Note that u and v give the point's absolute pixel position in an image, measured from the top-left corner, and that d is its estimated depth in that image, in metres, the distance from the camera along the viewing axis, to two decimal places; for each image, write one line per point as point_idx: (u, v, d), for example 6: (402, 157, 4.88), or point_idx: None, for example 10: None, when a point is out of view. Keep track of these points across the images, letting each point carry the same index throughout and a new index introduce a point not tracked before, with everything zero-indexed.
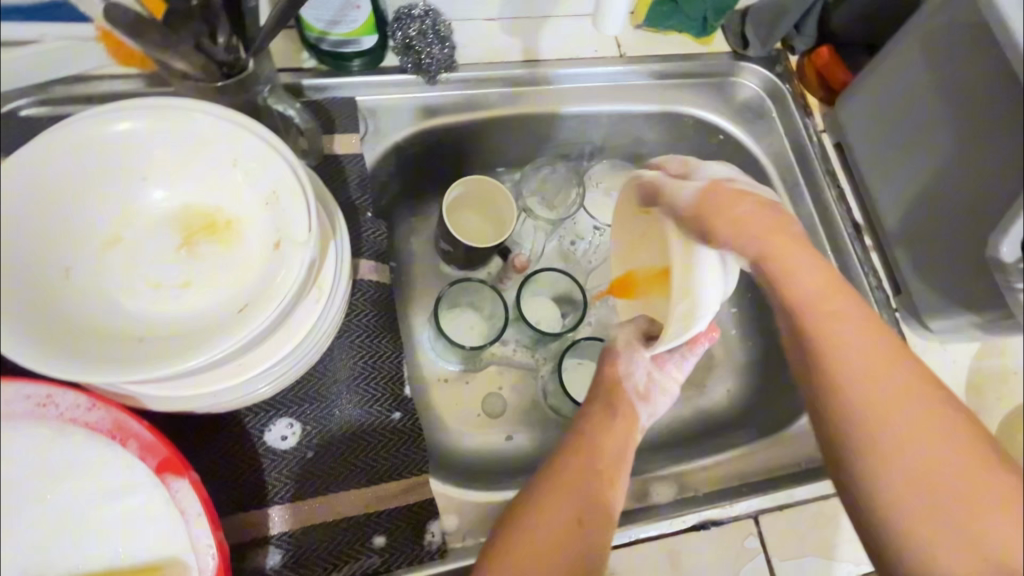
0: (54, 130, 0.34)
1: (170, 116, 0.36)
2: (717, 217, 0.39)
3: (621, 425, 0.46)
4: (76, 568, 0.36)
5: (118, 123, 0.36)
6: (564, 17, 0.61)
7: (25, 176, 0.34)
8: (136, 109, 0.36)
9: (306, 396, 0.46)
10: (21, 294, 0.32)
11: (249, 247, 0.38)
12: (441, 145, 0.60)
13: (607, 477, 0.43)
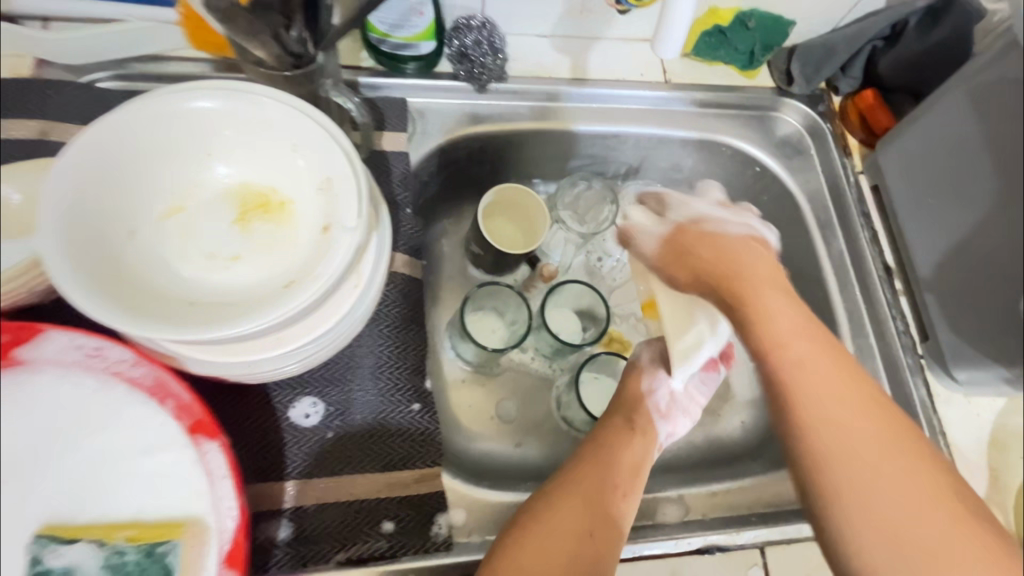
0: (139, 101, 0.37)
1: (243, 99, 0.39)
2: (683, 262, 0.42)
3: (637, 442, 0.47)
4: (101, 518, 0.37)
5: (195, 101, 0.38)
6: (615, 40, 0.63)
7: (107, 140, 0.36)
8: (212, 89, 0.39)
9: (332, 378, 0.47)
10: (89, 246, 0.34)
11: (299, 229, 0.40)
12: (483, 151, 0.62)
13: (618, 491, 0.44)
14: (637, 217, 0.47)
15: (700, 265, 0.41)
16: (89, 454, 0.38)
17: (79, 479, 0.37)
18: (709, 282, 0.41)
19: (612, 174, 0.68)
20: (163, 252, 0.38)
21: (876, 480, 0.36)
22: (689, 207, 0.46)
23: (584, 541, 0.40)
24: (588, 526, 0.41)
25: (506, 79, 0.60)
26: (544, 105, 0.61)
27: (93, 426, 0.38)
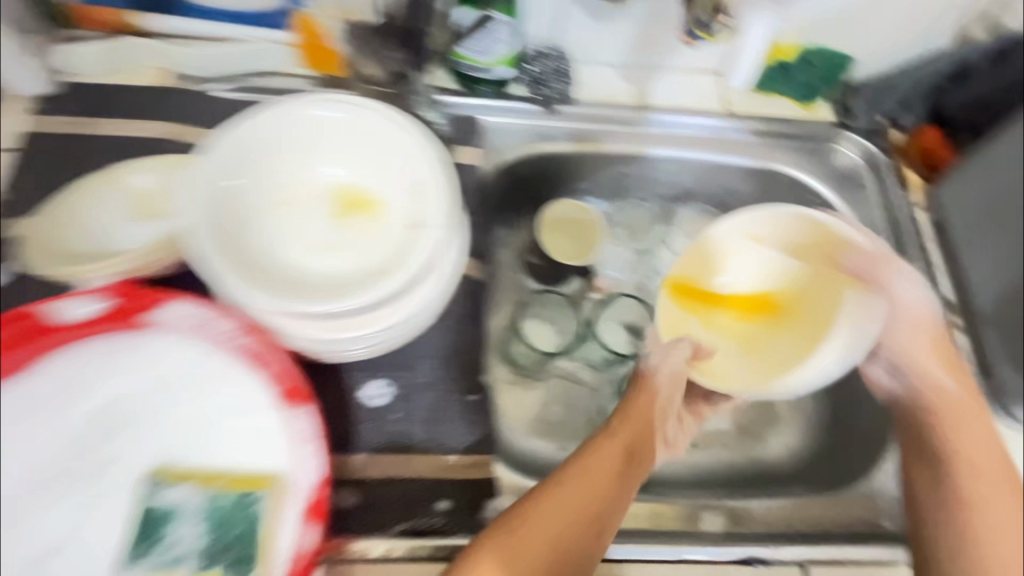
0: (268, 108, 0.43)
1: (351, 110, 0.45)
2: (945, 352, 0.53)
3: (636, 445, 0.48)
4: (199, 466, 0.42)
5: (310, 110, 0.45)
6: (677, 71, 0.67)
7: (238, 140, 0.43)
8: (327, 100, 0.45)
9: (399, 363, 0.52)
10: (220, 227, 0.41)
11: (388, 225, 0.45)
12: (544, 167, 0.66)
13: (614, 490, 0.45)
14: (863, 244, 0.53)
15: (911, 342, 0.53)
16: (193, 409, 0.43)
17: (183, 429, 0.43)
18: (927, 365, 0.52)
19: (670, 197, 0.70)
20: (272, 237, 0.44)
21: (985, 517, 0.45)
22: (919, 283, 0.54)
23: (580, 529, 0.43)
24: (587, 517, 0.43)
25: (575, 103, 0.64)
26: (607, 127, 0.65)
27: (199, 385, 0.44)
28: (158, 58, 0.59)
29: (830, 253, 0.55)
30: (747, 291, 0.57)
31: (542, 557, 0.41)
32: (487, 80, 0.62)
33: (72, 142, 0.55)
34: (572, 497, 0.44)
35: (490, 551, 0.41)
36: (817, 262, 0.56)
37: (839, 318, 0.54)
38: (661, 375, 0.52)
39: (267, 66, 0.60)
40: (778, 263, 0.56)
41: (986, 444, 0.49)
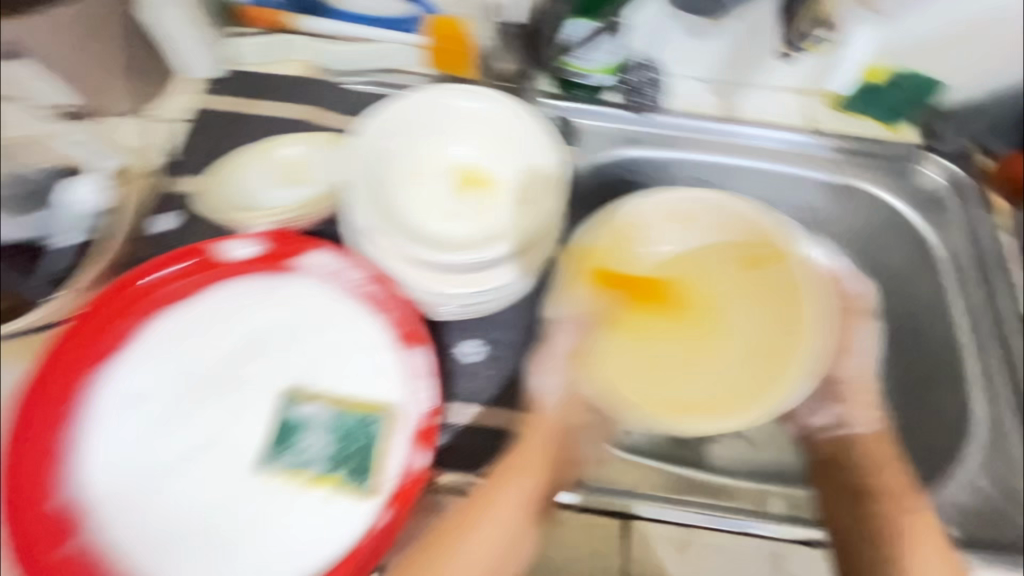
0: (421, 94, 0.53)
1: (486, 102, 0.53)
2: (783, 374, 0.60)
3: (552, 459, 0.52)
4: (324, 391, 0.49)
5: (454, 100, 0.54)
6: (763, 88, 0.71)
7: (396, 118, 0.53)
8: (468, 93, 0.54)
9: (495, 327, 0.58)
10: (372, 185, 0.51)
11: (502, 200, 0.52)
12: (630, 170, 0.71)
13: (530, 500, 0.49)
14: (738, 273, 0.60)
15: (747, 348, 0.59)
16: (321, 344, 0.50)
17: (311, 359, 0.50)
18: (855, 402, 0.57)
19: None
20: (405, 201, 0.52)
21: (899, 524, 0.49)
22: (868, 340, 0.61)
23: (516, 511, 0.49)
24: (513, 518, 0.47)
25: (665, 112, 0.69)
26: (693, 135, 0.70)
27: (330, 324, 0.50)
28: (308, 54, 0.69)
29: (761, 263, 0.58)
30: (647, 274, 0.60)
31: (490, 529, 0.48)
32: (584, 85, 0.67)
33: (238, 118, 0.65)
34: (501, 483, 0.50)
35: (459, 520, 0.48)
36: (741, 274, 0.59)
37: (728, 320, 0.58)
38: (544, 398, 0.54)
39: (395, 65, 0.69)
40: (701, 266, 0.60)
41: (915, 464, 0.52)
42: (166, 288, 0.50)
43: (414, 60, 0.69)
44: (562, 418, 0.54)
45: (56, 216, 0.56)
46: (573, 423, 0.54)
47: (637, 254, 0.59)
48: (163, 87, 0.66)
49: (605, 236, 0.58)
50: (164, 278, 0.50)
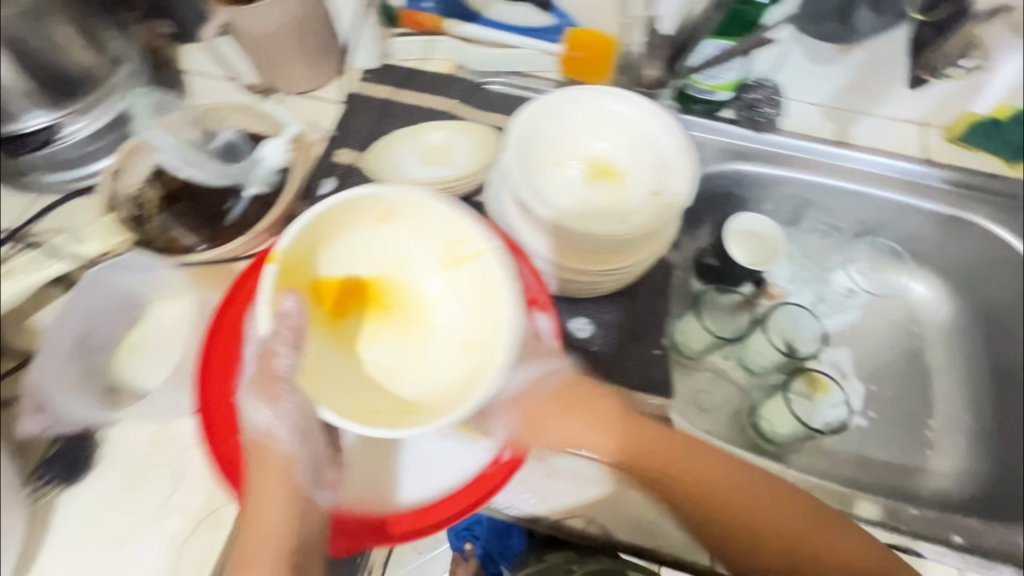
0: (578, 87, 0.57)
1: (633, 101, 0.57)
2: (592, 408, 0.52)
3: (288, 505, 0.45)
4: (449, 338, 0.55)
5: (603, 98, 0.58)
6: (881, 117, 0.73)
7: (549, 107, 0.57)
8: (617, 92, 0.57)
9: (608, 308, 0.63)
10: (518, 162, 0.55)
11: (634, 194, 0.57)
12: (740, 184, 0.75)
13: (294, 564, 0.44)
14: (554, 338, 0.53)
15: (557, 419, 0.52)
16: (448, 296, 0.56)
17: None
18: (558, 425, 0.52)
19: (844, 230, 0.77)
20: (545, 184, 0.57)
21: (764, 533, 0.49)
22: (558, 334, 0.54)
23: (284, 548, 0.44)
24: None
25: (781, 131, 0.73)
26: (806, 156, 0.73)
27: None
28: (453, 54, 0.78)
29: (460, 260, 0.51)
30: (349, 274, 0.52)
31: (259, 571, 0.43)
32: (707, 100, 0.71)
33: (388, 104, 0.74)
34: (264, 514, 0.45)
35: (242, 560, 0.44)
36: (441, 265, 0.52)
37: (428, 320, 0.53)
38: (267, 434, 0.45)
39: (531, 68, 0.76)
40: (379, 253, 0.52)
41: (684, 485, 0.50)
42: None
43: (550, 66, 0.76)
44: (300, 470, 0.46)
45: (258, 164, 0.64)
46: (265, 456, 0.46)
47: (383, 252, 0.52)
48: (331, 73, 0.76)
49: (346, 275, 0.51)
50: None
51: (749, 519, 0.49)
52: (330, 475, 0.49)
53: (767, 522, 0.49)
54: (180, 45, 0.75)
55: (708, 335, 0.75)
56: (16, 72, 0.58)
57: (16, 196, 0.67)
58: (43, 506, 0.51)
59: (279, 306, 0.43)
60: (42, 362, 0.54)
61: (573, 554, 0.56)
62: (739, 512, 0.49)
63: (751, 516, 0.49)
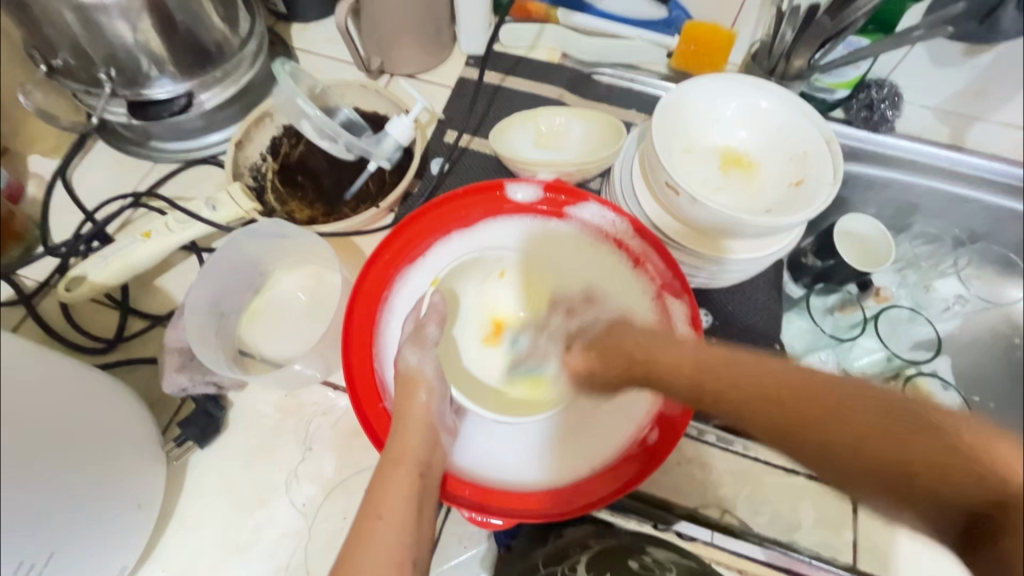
0: (714, 76, 0.57)
1: (770, 93, 0.56)
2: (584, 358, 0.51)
3: (428, 435, 0.47)
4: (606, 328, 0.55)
5: (738, 91, 0.57)
6: (997, 123, 0.72)
7: (685, 94, 0.57)
8: (753, 83, 0.57)
9: (723, 301, 0.62)
10: (656, 144, 0.54)
11: (768, 183, 0.56)
12: (851, 185, 0.73)
13: (425, 480, 0.46)
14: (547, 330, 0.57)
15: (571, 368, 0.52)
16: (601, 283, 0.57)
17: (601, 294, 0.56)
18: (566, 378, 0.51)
19: (957, 236, 0.75)
20: (679, 167, 0.56)
21: (821, 411, 0.31)
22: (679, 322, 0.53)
23: (423, 471, 0.46)
24: (413, 515, 0.44)
25: (895, 132, 0.72)
26: (923, 156, 0.70)
27: (605, 268, 0.57)
28: (560, 42, 0.77)
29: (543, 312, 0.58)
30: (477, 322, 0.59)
31: (397, 496, 0.44)
32: (823, 99, 0.70)
33: (496, 90, 0.74)
34: (404, 434, 0.46)
35: (376, 483, 0.45)
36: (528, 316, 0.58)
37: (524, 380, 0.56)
38: (414, 369, 0.49)
39: (638, 60, 0.76)
40: (474, 312, 0.59)
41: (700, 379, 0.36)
42: (458, 211, 0.57)
43: (657, 58, 0.76)
44: (433, 404, 0.48)
45: (385, 137, 0.63)
46: (412, 393, 0.48)
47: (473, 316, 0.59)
48: (438, 56, 0.76)
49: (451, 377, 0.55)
50: (458, 204, 0.57)
51: (837, 410, 0.30)
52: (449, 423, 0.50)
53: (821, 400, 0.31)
54: (286, 26, 0.79)
55: (807, 337, 0.74)
56: (159, 38, 0.57)
57: (138, 161, 0.68)
58: (179, 463, 0.52)
59: (428, 299, 0.54)
60: (189, 321, 0.52)
61: (594, 528, 0.51)
62: (806, 394, 0.31)
63: (829, 402, 0.31)
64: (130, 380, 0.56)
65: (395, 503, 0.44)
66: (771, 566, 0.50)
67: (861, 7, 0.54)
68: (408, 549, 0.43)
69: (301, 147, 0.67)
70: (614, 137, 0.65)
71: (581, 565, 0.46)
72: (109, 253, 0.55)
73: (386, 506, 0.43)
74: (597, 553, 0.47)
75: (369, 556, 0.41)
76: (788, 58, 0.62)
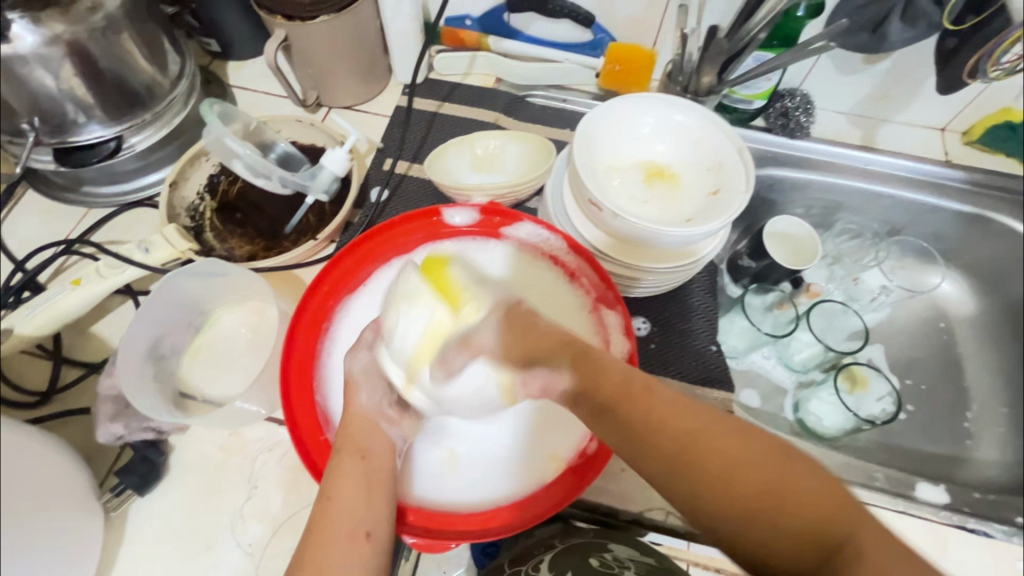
0: (631, 95, 0.60)
1: (685, 109, 0.60)
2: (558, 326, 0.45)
3: (369, 425, 0.47)
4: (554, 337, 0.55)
5: (657, 108, 0.61)
6: (901, 125, 0.78)
7: (607, 113, 0.59)
8: (670, 100, 0.60)
9: (660, 307, 0.65)
10: (580, 160, 0.56)
11: (689, 192, 0.59)
12: (778, 187, 0.76)
13: (370, 462, 0.45)
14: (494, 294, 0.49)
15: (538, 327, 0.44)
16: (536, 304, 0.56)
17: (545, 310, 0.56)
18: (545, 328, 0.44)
19: (876, 230, 0.80)
20: (605, 183, 0.59)
21: (703, 461, 0.33)
22: (616, 327, 0.55)
23: (368, 456, 0.46)
24: (363, 493, 0.43)
25: (811, 137, 0.76)
26: (839, 156, 0.75)
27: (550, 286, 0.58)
28: (493, 68, 0.79)
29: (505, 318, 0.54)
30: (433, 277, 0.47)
31: (343, 480, 0.44)
32: (743, 109, 0.73)
33: (433, 116, 0.76)
34: (349, 424, 0.47)
35: (326, 472, 0.45)
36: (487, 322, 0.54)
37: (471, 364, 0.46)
38: (353, 373, 0.49)
39: (570, 82, 0.79)
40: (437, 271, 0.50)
41: (633, 393, 0.37)
42: (397, 238, 0.58)
43: (588, 80, 0.79)
44: (371, 399, 0.48)
45: (321, 170, 0.64)
46: (352, 395, 0.48)
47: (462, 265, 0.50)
48: (375, 87, 0.77)
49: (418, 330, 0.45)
50: (396, 231, 0.58)
51: (714, 450, 0.34)
52: (394, 413, 0.49)
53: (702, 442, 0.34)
54: (222, 64, 0.79)
55: (756, 331, 0.77)
56: (84, 84, 0.57)
57: (71, 207, 0.68)
58: (118, 513, 0.51)
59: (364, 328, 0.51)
60: (122, 369, 0.51)
61: (561, 529, 0.54)
62: (690, 430, 0.35)
63: (718, 441, 0.34)
64: (65, 432, 0.54)
65: (343, 485, 0.43)
66: None
67: (756, 25, 0.59)
68: (361, 524, 0.42)
69: (240, 183, 0.68)
70: (546, 157, 0.68)
71: (543, 564, 0.47)
72: (37, 304, 0.54)
73: (333, 491, 0.43)
74: (558, 553, 0.49)
75: (326, 535, 0.41)
76: (697, 74, 0.66)
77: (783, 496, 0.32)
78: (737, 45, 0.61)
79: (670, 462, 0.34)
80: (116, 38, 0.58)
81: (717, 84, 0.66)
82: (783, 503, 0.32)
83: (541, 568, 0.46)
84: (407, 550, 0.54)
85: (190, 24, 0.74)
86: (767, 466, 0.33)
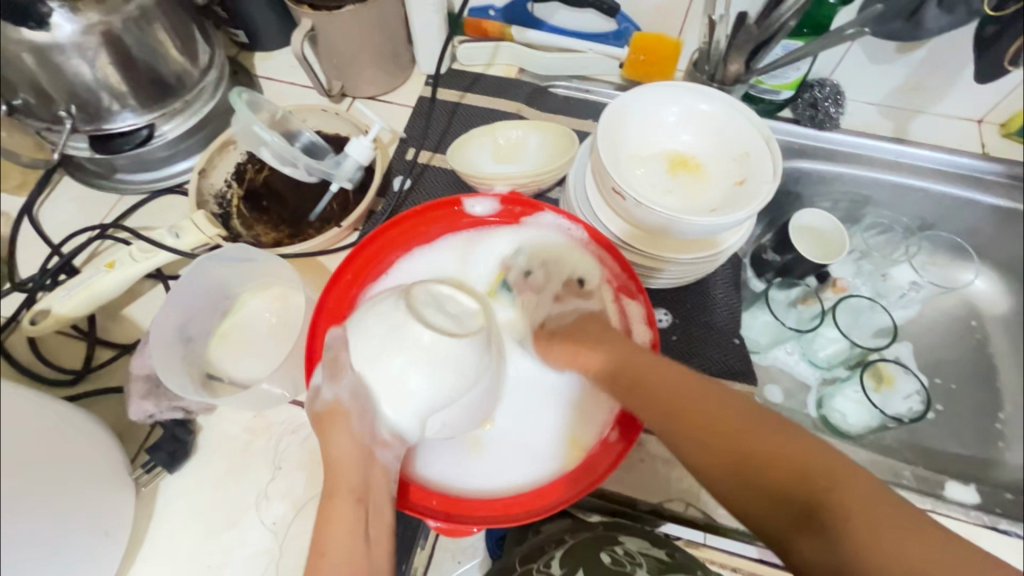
0: (655, 85, 0.59)
1: (710, 98, 0.59)
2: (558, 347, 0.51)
3: (362, 457, 0.46)
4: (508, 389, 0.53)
5: (680, 98, 0.60)
6: (935, 116, 0.76)
7: (630, 102, 0.59)
8: (695, 90, 0.59)
9: (681, 299, 0.64)
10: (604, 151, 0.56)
11: (714, 182, 0.58)
12: (805, 180, 0.75)
13: (366, 502, 0.45)
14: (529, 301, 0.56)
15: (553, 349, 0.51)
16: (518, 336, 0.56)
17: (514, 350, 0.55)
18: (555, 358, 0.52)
19: (907, 225, 0.78)
20: (628, 174, 0.58)
21: (693, 419, 0.39)
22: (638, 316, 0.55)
23: (363, 498, 0.45)
24: (359, 541, 0.43)
25: (841, 129, 0.74)
26: (868, 148, 0.73)
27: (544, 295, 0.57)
28: (516, 58, 0.79)
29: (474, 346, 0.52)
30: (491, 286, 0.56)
31: (338, 528, 0.44)
32: (770, 100, 0.72)
33: (455, 107, 0.76)
34: (345, 461, 0.46)
35: (321, 512, 0.45)
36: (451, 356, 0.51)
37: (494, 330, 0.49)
38: (338, 399, 0.46)
39: (593, 73, 0.79)
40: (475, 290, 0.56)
41: (639, 369, 0.44)
42: (420, 228, 0.59)
43: (611, 70, 0.78)
44: (360, 425, 0.46)
45: (345, 159, 0.64)
46: (341, 425, 0.46)
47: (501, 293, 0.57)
48: (399, 77, 0.78)
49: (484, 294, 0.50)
50: (419, 220, 0.59)
51: (704, 412, 0.39)
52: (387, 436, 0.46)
53: (694, 407, 0.40)
54: (249, 55, 0.81)
55: (779, 326, 0.76)
56: (118, 74, 0.59)
57: (104, 194, 0.70)
58: (149, 488, 0.52)
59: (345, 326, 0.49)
60: (153, 349, 0.53)
61: (569, 524, 0.53)
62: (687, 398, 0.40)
63: (713, 408, 0.39)
64: (99, 409, 0.56)
65: (338, 533, 0.43)
66: (765, 564, 0.50)
67: (786, 11, 0.58)
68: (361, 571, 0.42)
69: (265, 171, 0.69)
70: (567, 147, 0.67)
71: (553, 560, 0.46)
72: (73, 286, 0.56)
73: (326, 538, 0.43)
74: (568, 549, 0.48)
75: None
76: (724, 63, 0.65)
77: (765, 451, 0.36)
78: (766, 32, 0.60)
79: (673, 424, 0.40)
80: (149, 28, 0.59)
81: (745, 72, 0.65)
82: (762, 455, 0.36)
83: (552, 565, 0.45)
84: (424, 537, 0.54)
85: (219, 16, 0.75)
86: (751, 425, 0.38)
